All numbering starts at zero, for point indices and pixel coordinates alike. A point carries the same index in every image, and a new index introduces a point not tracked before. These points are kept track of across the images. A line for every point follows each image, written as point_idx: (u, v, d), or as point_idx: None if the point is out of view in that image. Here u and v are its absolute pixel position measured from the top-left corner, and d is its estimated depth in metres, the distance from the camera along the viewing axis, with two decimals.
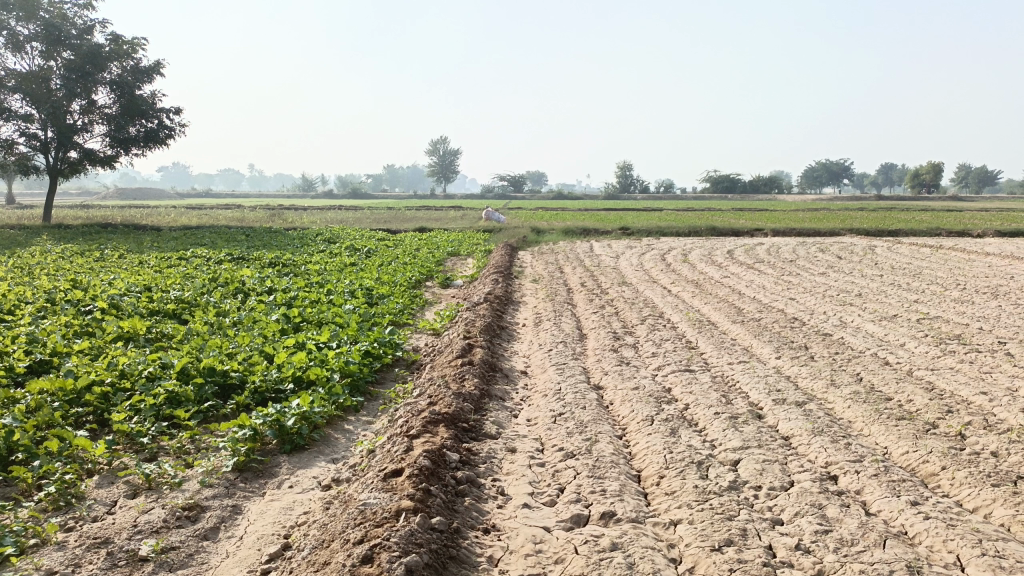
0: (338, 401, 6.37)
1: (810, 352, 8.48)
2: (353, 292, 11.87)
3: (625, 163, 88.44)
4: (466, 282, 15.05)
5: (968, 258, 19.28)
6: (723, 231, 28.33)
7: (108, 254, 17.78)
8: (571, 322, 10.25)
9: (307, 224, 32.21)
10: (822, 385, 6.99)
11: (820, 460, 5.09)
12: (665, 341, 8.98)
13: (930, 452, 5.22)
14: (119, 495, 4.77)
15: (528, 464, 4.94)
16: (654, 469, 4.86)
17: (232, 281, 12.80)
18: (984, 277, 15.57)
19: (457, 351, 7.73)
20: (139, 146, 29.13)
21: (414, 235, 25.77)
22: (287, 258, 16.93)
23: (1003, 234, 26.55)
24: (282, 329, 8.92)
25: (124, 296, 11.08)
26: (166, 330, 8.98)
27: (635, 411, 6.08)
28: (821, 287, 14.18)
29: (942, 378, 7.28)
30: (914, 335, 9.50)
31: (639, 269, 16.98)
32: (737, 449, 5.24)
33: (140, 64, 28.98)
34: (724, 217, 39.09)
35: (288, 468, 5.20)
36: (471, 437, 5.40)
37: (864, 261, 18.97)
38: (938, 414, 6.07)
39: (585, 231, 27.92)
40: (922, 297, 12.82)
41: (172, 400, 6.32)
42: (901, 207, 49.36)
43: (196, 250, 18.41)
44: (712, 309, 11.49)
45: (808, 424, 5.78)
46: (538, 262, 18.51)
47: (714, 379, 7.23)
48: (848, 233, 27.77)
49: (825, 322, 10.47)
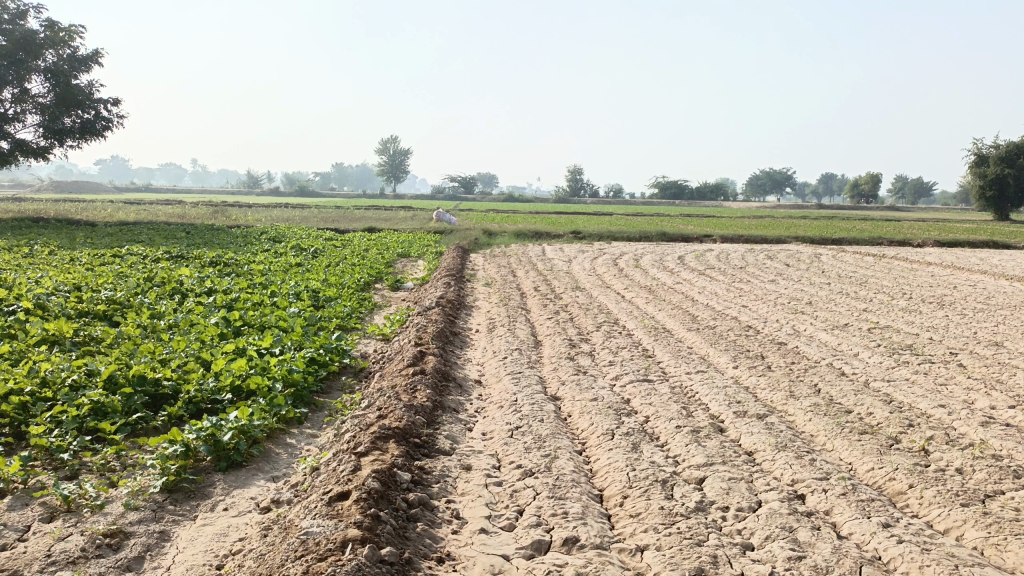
0: (280, 413, 5.97)
1: (767, 361, 8.36)
2: (298, 294, 11.41)
3: (575, 167, 88.95)
4: (416, 285, 14.68)
5: (911, 268, 19.63)
6: (673, 236, 28.46)
7: (38, 250, 16.89)
8: (525, 328, 9.98)
9: (251, 222, 31.29)
10: (782, 396, 6.85)
11: (786, 478, 4.91)
12: (621, 349, 8.78)
13: (895, 469, 5.08)
14: (33, 519, 4.32)
15: (484, 483, 4.64)
16: (617, 488, 4.61)
17: (169, 281, 12.21)
18: (928, 286, 15.83)
19: (407, 359, 7.38)
20: (75, 138, 27.90)
21: (363, 236, 25.22)
22: (230, 257, 16.31)
23: (942, 245, 27.23)
24: (221, 333, 8.45)
25: (52, 295, 10.42)
26: (95, 333, 8.42)
27: (594, 425, 5.83)
28: (772, 294, 14.21)
29: (900, 390, 7.22)
30: (868, 345, 9.48)
31: (592, 274, 16.83)
32: (702, 465, 5.03)
33: (76, 52, 27.83)
34: (674, 222, 39.36)
35: (224, 488, 4.81)
36: (423, 454, 5.08)
37: (812, 268, 19.18)
38: (899, 429, 5.96)
39: (537, 234, 27.73)
40: (871, 306, 12.92)
41: (98, 412, 5.85)
42: (840, 215, 50.58)
43: (133, 248, 17.67)
44: (667, 316, 11.35)
45: (772, 438, 5.61)
46: (489, 265, 18.22)
47: (673, 389, 7.03)
48: (794, 240, 28.17)
49: (779, 330, 10.40)
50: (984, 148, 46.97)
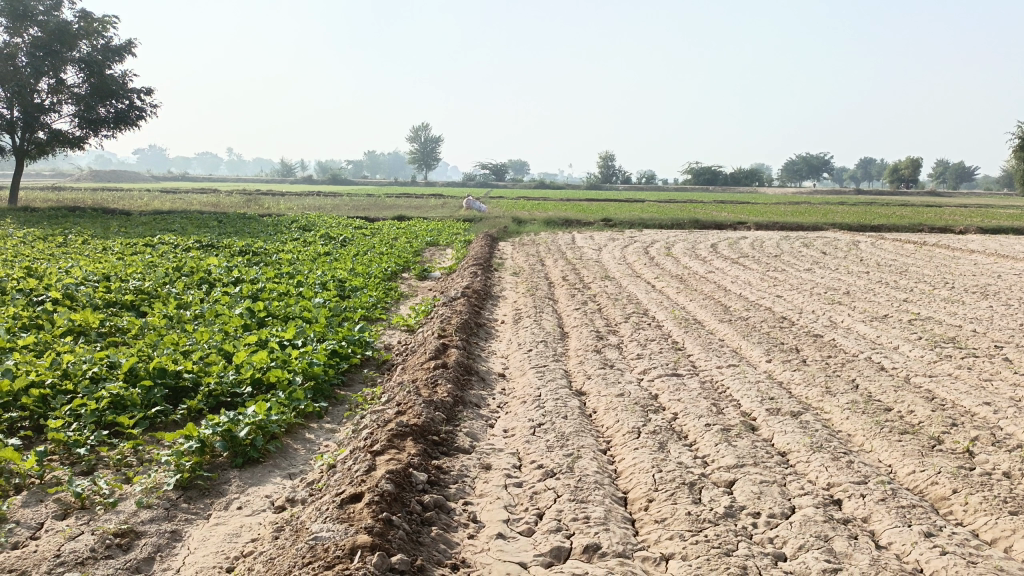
0: (299, 407, 5.87)
1: (802, 355, 8.08)
2: (324, 284, 11.33)
3: (608, 153, 88.20)
4: (443, 274, 14.56)
5: (953, 256, 19.05)
6: (706, 224, 28.01)
7: (71, 239, 17.05)
8: (552, 319, 9.80)
9: (283, 210, 31.44)
10: (818, 392, 6.59)
11: (822, 482, 4.68)
12: (650, 341, 8.55)
13: (938, 472, 4.82)
14: (46, 516, 4.24)
15: (504, 484, 4.48)
16: (642, 491, 4.42)
17: (197, 271, 12.22)
18: (971, 275, 15.31)
19: (430, 351, 7.24)
20: (110, 128, 28.20)
21: (393, 224, 25.17)
22: (259, 246, 16.30)
23: (986, 232, 26.41)
24: (245, 324, 8.38)
25: (80, 285, 10.46)
26: (121, 324, 8.42)
27: (620, 422, 5.64)
28: (808, 284, 13.84)
29: (942, 386, 6.91)
30: (908, 337, 9.13)
31: (622, 263, 16.56)
32: (732, 467, 4.81)
33: (110, 42, 28.08)
34: (707, 209, 38.76)
35: (239, 486, 4.70)
36: (442, 452, 4.93)
37: (849, 256, 18.68)
38: (942, 428, 5.67)
39: (567, 221, 27.46)
40: (911, 296, 12.50)
41: (116, 405, 5.78)
42: (878, 202, 49.51)
43: (164, 237, 17.77)
44: (698, 306, 11.08)
45: (806, 438, 5.37)
46: (519, 254, 18.03)
47: (703, 385, 6.80)
48: (831, 227, 27.56)
49: (815, 322, 10.08)
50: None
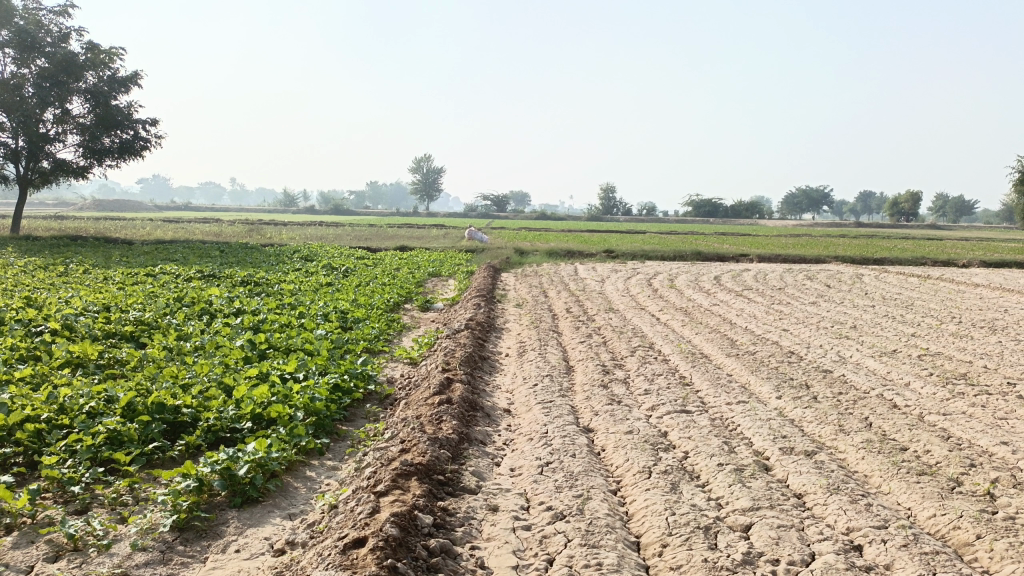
0: (300, 444, 5.73)
1: (813, 391, 7.92)
2: (326, 316, 11.22)
3: (609, 185, 88.51)
4: (446, 306, 14.46)
5: (958, 290, 18.95)
6: (709, 256, 27.94)
7: (72, 268, 16.98)
8: (557, 352, 9.67)
9: (285, 240, 31.38)
10: (831, 431, 6.44)
11: (841, 526, 4.52)
12: (657, 376, 8.41)
13: (960, 516, 4.66)
14: (37, 559, 4.08)
15: (512, 527, 4.33)
16: (655, 535, 4.27)
17: (198, 301, 12.12)
18: (977, 310, 15.17)
19: (434, 386, 7.10)
20: (114, 158, 28.29)
21: (395, 254, 25.12)
22: (261, 276, 16.22)
23: (989, 265, 26.35)
24: (246, 357, 8.26)
25: (80, 316, 10.35)
26: (120, 356, 8.30)
27: (629, 461, 5.48)
28: (814, 318, 13.72)
29: (957, 425, 6.75)
30: (919, 374, 8.98)
31: (625, 295, 16.46)
32: (747, 510, 4.66)
33: (116, 74, 28.29)
34: (708, 241, 38.78)
35: (237, 527, 4.55)
36: (447, 493, 4.78)
37: (854, 290, 18.55)
38: (960, 469, 5.51)
39: (569, 253, 27.39)
40: (919, 331, 12.36)
41: (113, 441, 5.64)
42: (880, 235, 49.59)
43: (166, 267, 17.73)
44: (704, 340, 10.95)
45: (822, 479, 5.22)
46: (521, 285, 17.94)
47: (713, 422, 6.65)
48: (834, 260, 27.51)
49: (823, 357, 9.94)
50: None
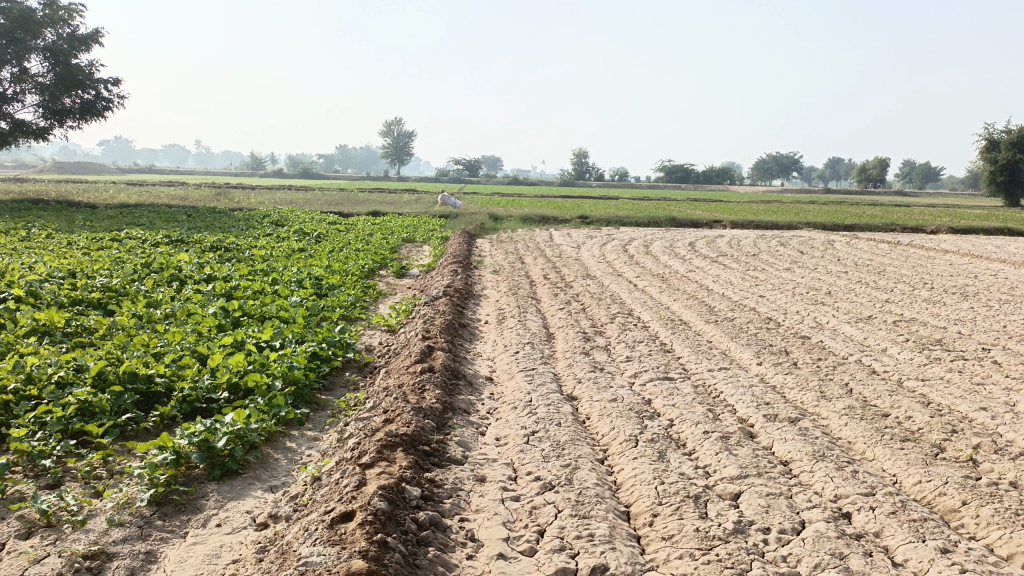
0: (279, 414, 5.60)
1: (793, 358, 7.95)
2: (301, 282, 11.00)
3: (581, 150, 88.15)
4: (422, 272, 14.28)
5: (928, 256, 19.16)
6: (682, 222, 27.96)
7: (35, 233, 16.49)
8: (537, 319, 9.58)
9: (254, 205, 30.76)
10: (813, 397, 6.45)
11: (829, 493, 4.52)
12: (638, 343, 8.36)
13: (945, 482, 4.68)
14: (8, 535, 3.92)
15: (501, 498, 4.26)
16: (645, 505, 4.23)
17: (168, 267, 11.82)
18: (948, 276, 15.35)
19: (415, 354, 6.98)
20: (75, 119, 27.43)
21: (367, 220, 24.76)
22: (231, 241, 15.88)
23: (957, 232, 26.70)
24: (219, 325, 8.06)
25: (45, 283, 10.02)
26: (88, 324, 8.05)
27: (615, 430, 5.44)
28: (790, 284, 13.77)
29: (936, 391, 6.80)
30: (895, 340, 9.05)
31: (601, 261, 16.40)
32: (735, 478, 4.64)
33: (76, 31, 27.32)
34: (682, 207, 38.84)
35: (217, 500, 4.42)
36: (433, 463, 4.69)
37: (827, 256, 18.66)
38: (942, 435, 5.55)
39: (543, 219, 27.23)
40: (893, 297, 12.46)
41: (84, 412, 5.45)
42: (848, 201, 50.05)
43: (132, 231, 17.27)
44: (683, 306, 10.93)
45: (808, 447, 5.21)
46: (497, 251, 17.80)
47: (696, 389, 6.63)
48: (805, 226, 27.70)
49: (801, 323, 9.97)
50: (995, 132, 46.25)
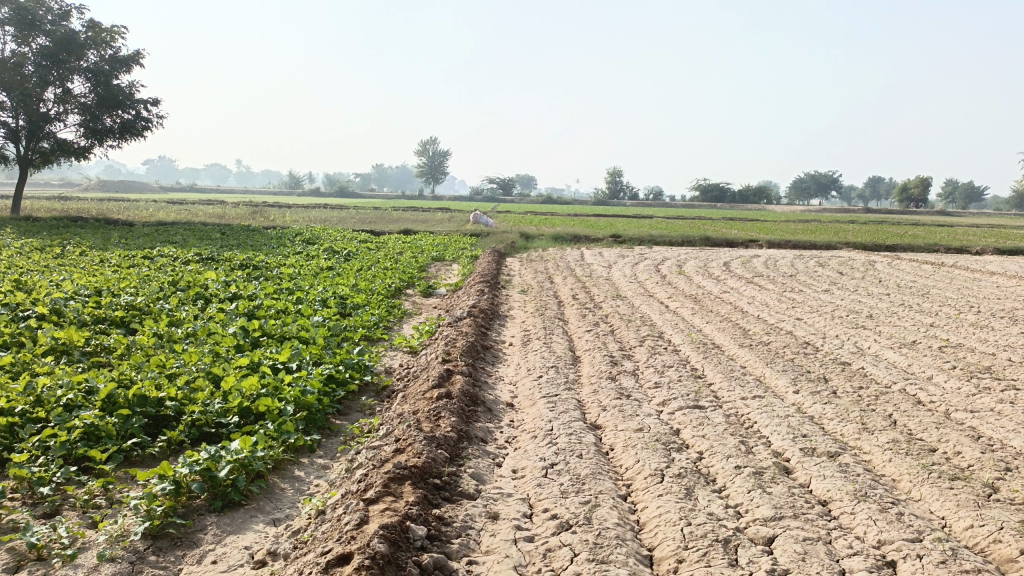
0: (288, 441, 5.37)
1: (831, 386, 7.54)
2: (325, 301, 10.84)
3: (616, 168, 87.74)
4: (449, 291, 14.09)
5: (973, 278, 18.48)
6: (717, 242, 27.46)
7: (69, 250, 16.66)
8: (563, 342, 9.29)
9: (287, 222, 30.89)
10: (854, 429, 6.06)
11: (871, 539, 4.16)
12: (668, 368, 8.02)
13: (1001, 528, 4.28)
14: None
15: (513, 538, 3.98)
16: (669, 549, 3.91)
17: (194, 285, 11.76)
18: (995, 299, 14.69)
19: (433, 378, 6.73)
20: (115, 138, 27.85)
21: (398, 238, 24.74)
22: (260, 259, 15.83)
23: (1003, 253, 25.82)
24: (238, 345, 7.89)
25: (70, 300, 9.98)
26: (107, 343, 7.95)
27: (640, 463, 5.11)
28: (828, 306, 13.30)
29: (986, 423, 6.37)
30: (942, 367, 8.58)
31: (632, 281, 16.03)
32: (768, 520, 4.29)
33: (117, 53, 27.81)
34: (716, 226, 38.29)
35: (216, 534, 4.20)
36: (443, 498, 4.42)
37: (868, 277, 18.05)
38: (995, 474, 5.12)
39: (575, 238, 26.94)
40: (937, 321, 11.93)
41: (90, 436, 5.29)
42: (888, 221, 48.97)
43: (164, 249, 17.36)
44: (716, 329, 10.55)
45: (849, 485, 4.84)
46: (526, 271, 17.56)
47: (728, 419, 6.28)
48: (845, 246, 27.03)
49: (840, 348, 9.53)
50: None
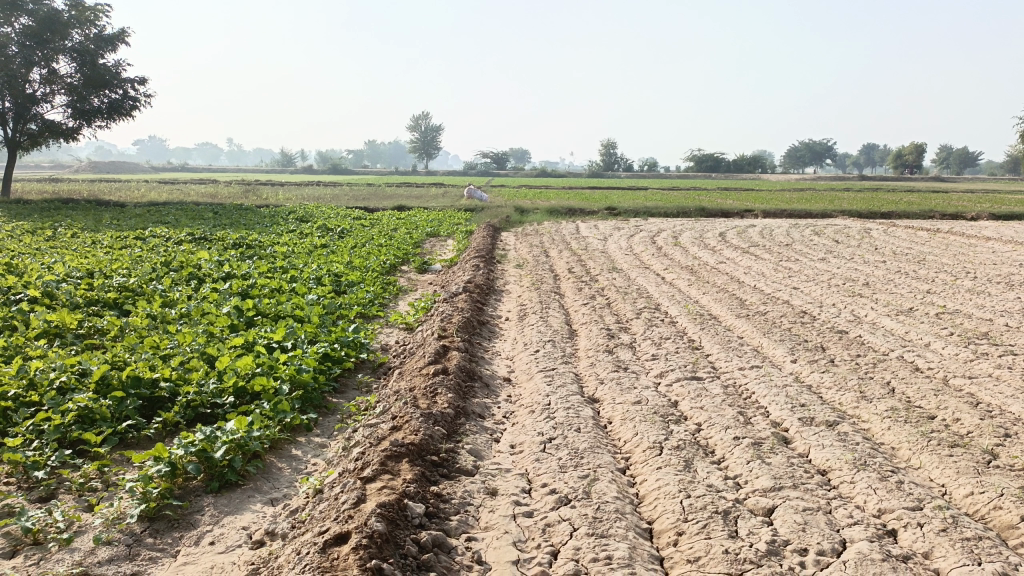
0: (284, 420, 5.33)
1: (829, 354, 7.52)
2: (319, 279, 10.77)
3: (610, 140, 87.22)
4: (444, 267, 14.02)
5: (969, 244, 18.45)
6: (713, 212, 27.36)
7: (61, 233, 16.50)
8: (560, 315, 9.25)
9: (280, 200, 30.66)
10: (853, 398, 6.04)
11: (872, 508, 4.15)
12: (665, 340, 7.99)
13: (1001, 494, 4.27)
14: None
15: (512, 514, 3.96)
16: (669, 522, 3.89)
17: (187, 266, 11.67)
18: (992, 265, 14.67)
19: (429, 355, 6.69)
20: (104, 118, 27.54)
21: (392, 214, 24.60)
22: (253, 238, 15.73)
23: (998, 218, 25.79)
24: (232, 325, 7.83)
25: (62, 283, 9.90)
26: (100, 325, 7.88)
27: (639, 436, 5.09)
28: (825, 275, 13.27)
29: (985, 389, 6.36)
30: (939, 334, 8.57)
31: (628, 253, 15.97)
32: (768, 491, 4.28)
33: (103, 31, 27.43)
34: (711, 197, 38.14)
35: (213, 515, 4.17)
36: (441, 475, 4.39)
37: (863, 245, 18.02)
38: (994, 440, 5.11)
39: (570, 210, 26.82)
40: (934, 287, 11.91)
41: (84, 419, 5.24)
42: (884, 188, 48.89)
43: (156, 229, 17.23)
44: (712, 300, 10.51)
45: (848, 454, 4.82)
46: (521, 245, 17.48)
47: (727, 390, 6.26)
48: (840, 213, 26.97)
49: (838, 316, 9.51)
50: None
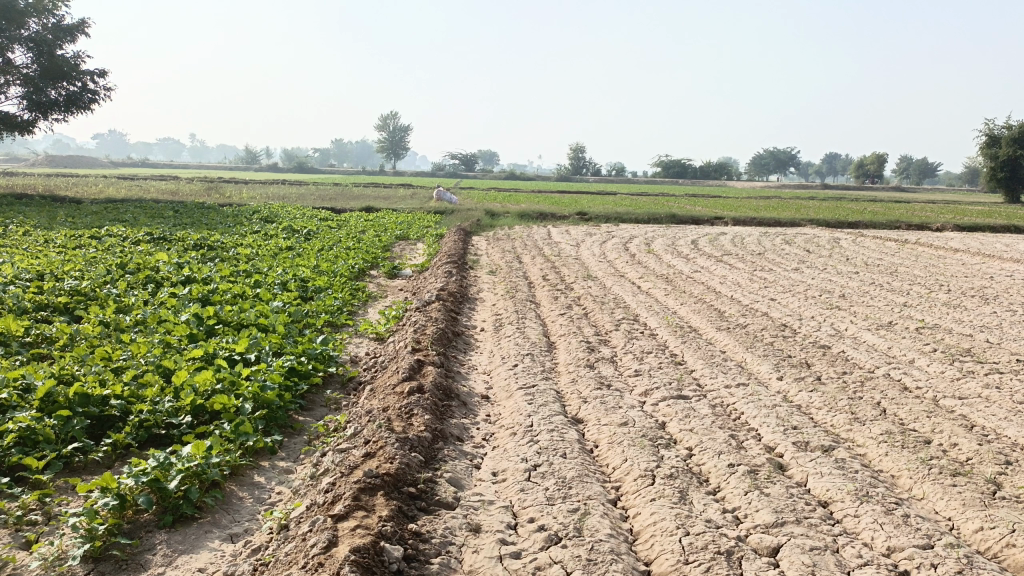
0: (246, 443, 4.93)
1: (815, 371, 7.29)
2: (285, 285, 10.31)
3: (578, 144, 87.31)
4: (415, 272, 13.60)
5: (938, 255, 18.50)
6: (683, 219, 27.24)
7: (11, 230, 15.71)
8: (537, 326, 8.93)
9: (244, 199, 29.86)
10: (845, 420, 5.81)
11: (880, 545, 3.89)
12: (647, 354, 7.71)
13: (1013, 530, 4.04)
14: None
15: (499, 555, 3.63)
16: (669, 564, 3.60)
17: (144, 268, 11.11)
18: (963, 277, 14.66)
19: (403, 370, 6.31)
20: (61, 111, 26.60)
21: (360, 216, 24.05)
22: (215, 239, 15.13)
23: (963, 229, 26.03)
24: (191, 333, 7.36)
25: (8, 285, 9.30)
26: (48, 333, 7.35)
27: (629, 462, 4.79)
28: (800, 286, 13.13)
29: (977, 411, 6.17)
30: (922, 350, 8.40)
31: (602, 260, 15.70)
32: (771, 526, 4.00)
33: (61, 21, 26.55)
34: (681, 203, 38.12)
35: (167, 554, 3.78)
36: (420, 509, 4.05)
37: (834, 255, 17.97)
38: (996, 469, 4.89)
39: (541, 215, 26.54)
40: (910, 300, 11.82)
41: (25, 441, 4.78)
42: (849, 197, 49.30)
43: (113, 228, 16.56)
44: (691, 312, 10.26)
45: (849, 484, 4.57)
46: (493, 250, 17.14)
47: (715, 410, 5.99)
48: (809, 223, 27.04)
49: (819, 330, 9.32)
50: (994, 127, 43.59)
